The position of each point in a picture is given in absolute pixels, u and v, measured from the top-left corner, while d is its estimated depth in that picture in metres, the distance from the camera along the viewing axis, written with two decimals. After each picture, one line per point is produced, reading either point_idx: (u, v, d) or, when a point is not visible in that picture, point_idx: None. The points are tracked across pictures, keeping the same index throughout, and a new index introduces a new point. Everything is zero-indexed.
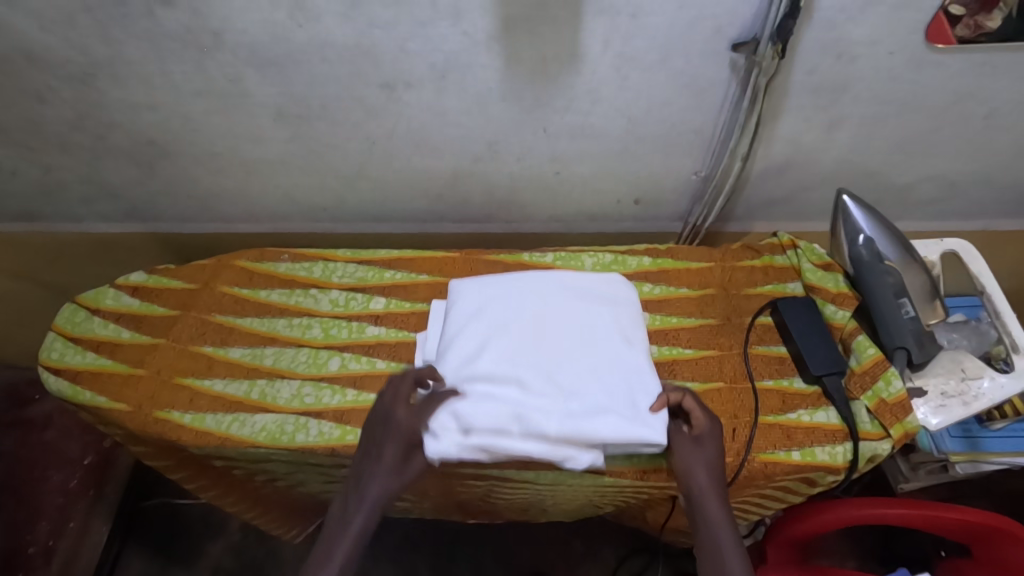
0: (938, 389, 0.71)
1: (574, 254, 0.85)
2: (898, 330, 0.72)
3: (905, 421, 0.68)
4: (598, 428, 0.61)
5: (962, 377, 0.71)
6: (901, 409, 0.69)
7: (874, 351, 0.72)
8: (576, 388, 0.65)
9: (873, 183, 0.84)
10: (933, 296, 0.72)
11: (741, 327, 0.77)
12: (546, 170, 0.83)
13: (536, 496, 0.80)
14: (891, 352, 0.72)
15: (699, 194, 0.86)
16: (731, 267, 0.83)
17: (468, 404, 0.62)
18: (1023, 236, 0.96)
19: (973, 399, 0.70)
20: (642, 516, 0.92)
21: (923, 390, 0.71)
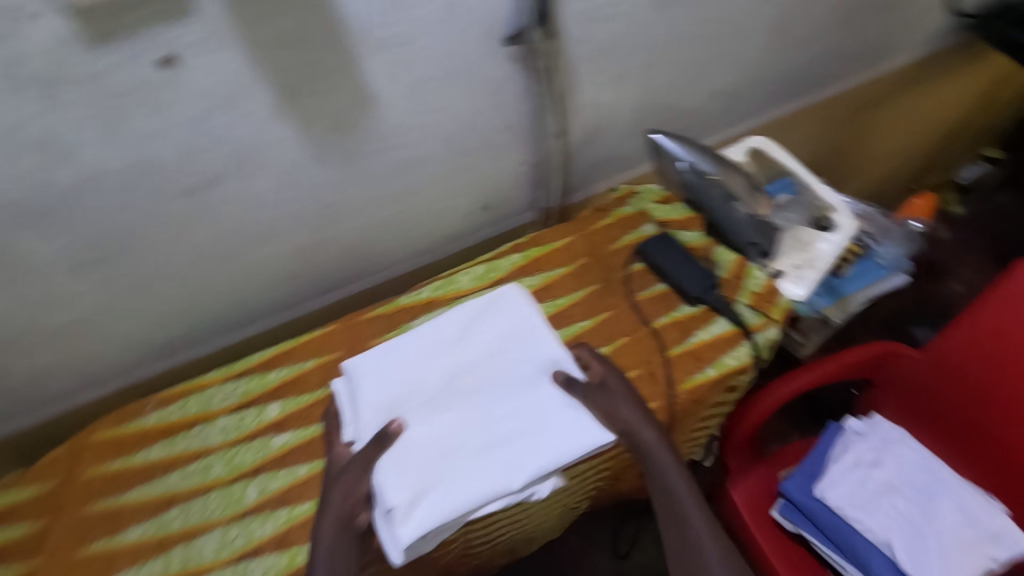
0: (793, 265, 0.80)
1: (449, 278, 0.85)
2: (742, 230, 0.80)
3: (780, 302, 0.77)
4: (543, 456, 0.62)
5: (806, 248, 0.81)
6: (771, 294, 0.77)
7: (732, 255, 0.80)
8: (517, 427, 0.65)
9: (673, 115, 0.94)
10: (754, 191, 0.81)
11: (621, 282, 0.82)
12: (389, 211, 0.82)
13: (515, 522, 0.78)
14: (746, 251, 0.80)
15: (536, 178, 0.90)
16: (591, 234, 0.87)
17: (410, 479, 0.61)
18: (798, 114, 1.12)
19: (820, 262, 0.80)
20: (615, 490, 0.94)
21: (782, 272, 0.80)
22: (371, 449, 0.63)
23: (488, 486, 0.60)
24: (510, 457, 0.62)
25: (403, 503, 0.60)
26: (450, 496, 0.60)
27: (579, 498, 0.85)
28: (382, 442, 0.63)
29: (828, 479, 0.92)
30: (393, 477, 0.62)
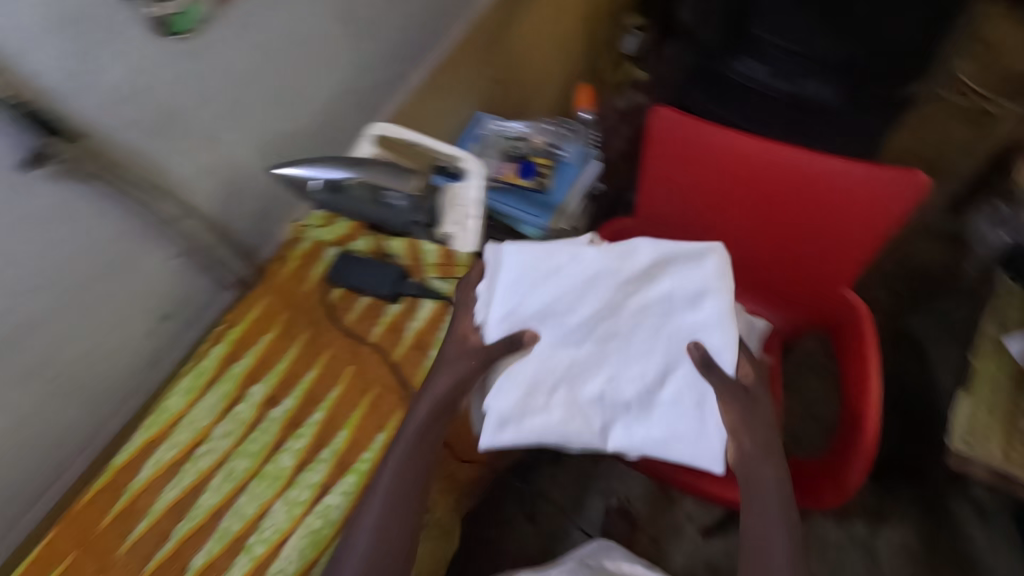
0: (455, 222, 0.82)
1: (157, 408, 0.77)
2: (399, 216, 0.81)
3: (461, 260, 0.79)
4: (643, 427, 0.78)
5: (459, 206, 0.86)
6: (449, 258, 0.80)
7: (401, 241, 0.81)
8: (647, 349, 0.78)
9: (303, 137, 0.92)
10: (395, 171, 0.82)
11: (328, 319, 0.81)
12: (43, 387, 0.71)
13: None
14: (411, 232, 0.81)
15: (200, 262, 0.85)
16: (282, 286, 0.83)
17: (512, 415, 0.78)
18: (433, 74, 1.18)
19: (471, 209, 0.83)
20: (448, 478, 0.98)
21: (448, 232, 0.81)
22: (508, 347, 0.77)
23: (584, 438, 0.78)
24: (608, 403, 0.78)
25: (495, 424, 0.78)
26: (537, 420, 0.78)
27: None
28: (514, 345, 0.78)
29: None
30: (497, 400, 0.78)
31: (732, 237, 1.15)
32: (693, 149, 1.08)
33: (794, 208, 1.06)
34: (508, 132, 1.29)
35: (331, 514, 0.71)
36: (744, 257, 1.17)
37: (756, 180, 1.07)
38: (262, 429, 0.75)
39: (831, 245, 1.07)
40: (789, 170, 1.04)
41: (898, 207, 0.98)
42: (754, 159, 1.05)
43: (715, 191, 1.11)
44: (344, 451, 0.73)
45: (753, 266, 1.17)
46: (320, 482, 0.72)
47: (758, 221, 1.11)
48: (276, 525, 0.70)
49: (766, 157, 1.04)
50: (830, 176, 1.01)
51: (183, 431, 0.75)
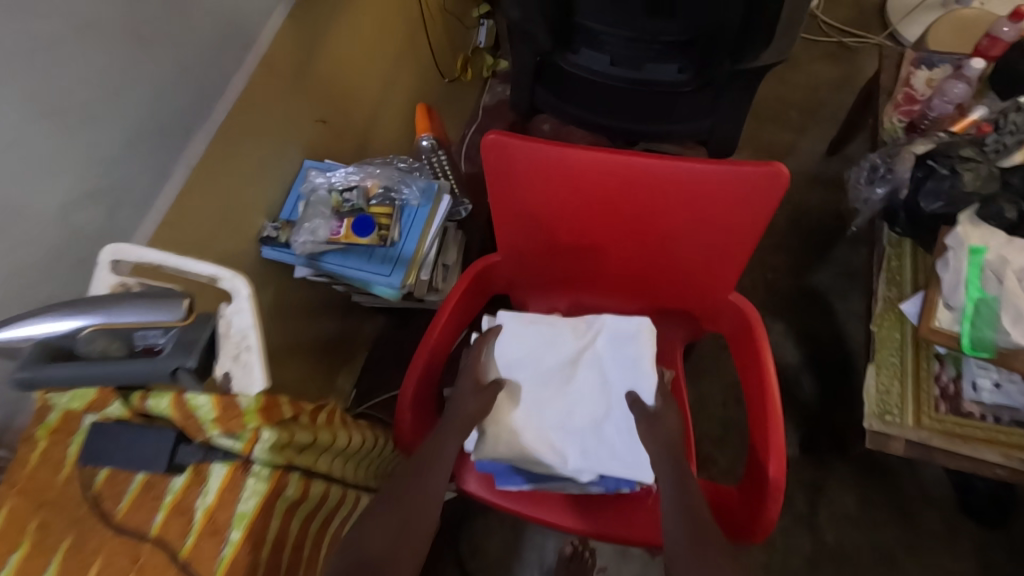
0: (228, 359, 0.62)
1: None
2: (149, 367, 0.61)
3: (246, 408, 0.62)
4: (578, 454, 0.89)
5: (224, 336, 0.62)
6: (230, 406, 0.61)
7: (166, 396, 0.62)
8: (578, 405, 0.92)
9: (30, 269, 0.72)
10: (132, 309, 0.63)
11: (97, 514, 0.61)
12: None
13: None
14: (172, 381, 0.61)
15: None
16: (30, 477, 0.62)
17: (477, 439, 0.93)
18: (226, 137, 0.98)
19: (247, 339, 0.62)
20: None
21: (226, 373, 0.62)
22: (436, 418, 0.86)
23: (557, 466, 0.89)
24: (561, 432, 0.91)
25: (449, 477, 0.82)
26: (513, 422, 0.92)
27: None
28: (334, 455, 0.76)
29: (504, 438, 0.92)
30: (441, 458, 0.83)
31: (604, 254, 1.04)
32: (540, 172, 0.94)
33: (661, 218, 0.95)
34: (336, 183, 1.10)
35: None
36: (620, 272, 1.06)
37: (615, 195, 0.94)
38: None
39: (706, 252, 0.97)
40: (647, 181, 0.91)
41: (765, 208, 0.88)
42: (609, 174, 0.92)
43: (575, 212, 0.98)
44: None
45: (631, 279, 1.07)
46: None
47: (627, 236, 0.99)
48: None
49: (620, 171, 0.91)
50: (691, 185, 0.89)
51: None
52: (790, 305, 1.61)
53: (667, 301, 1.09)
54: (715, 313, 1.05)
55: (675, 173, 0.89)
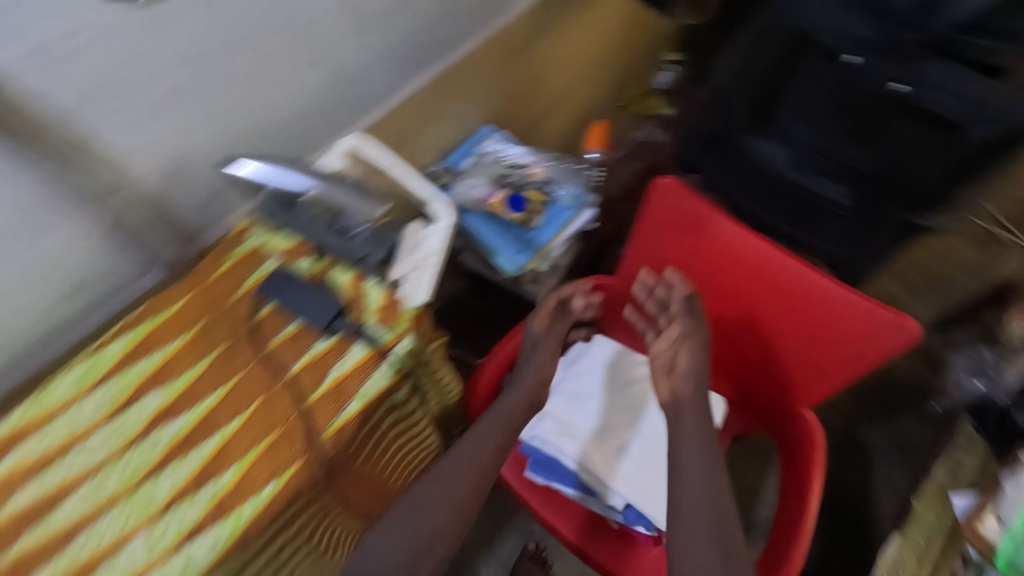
0: (407, 269, 0.78)
1: (41, 391, 0.70)
2: (351, 248, 0.75)
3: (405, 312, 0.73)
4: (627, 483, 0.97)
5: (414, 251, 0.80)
6: (393, 305, 0.74)
7: (348, 273, 0.75)
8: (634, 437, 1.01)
9: (272, 126, 0.83)
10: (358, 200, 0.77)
11: (247, 337, 0.74)
12: None
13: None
14: (360, 267, 0.76)
15: (129, 240, 0.76)
16: (207, 288, 0.77)
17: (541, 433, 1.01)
18: (445, 83, 1.08)
19: (430, 263, 0.79)
20: None
21: (398, 279, 0.76)
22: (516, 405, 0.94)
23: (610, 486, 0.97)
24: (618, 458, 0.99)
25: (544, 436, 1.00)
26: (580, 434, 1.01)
27: None
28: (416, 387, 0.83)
29: (575, 447, 0.99)
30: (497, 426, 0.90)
31: (708, 323, 1.11)
32: (685, 230, 1.03)
33: (773, 315, 1.01)
34: (506, 157, 1.21)
35: (193, 562, 0.62)
36: (715, 345, 1.13)
37: (743, 279, 1.02)
38: (137, 450, 0.67)
39: (803, 368, 1.02)
40: (777, 280, 0.98)
41: (874, 351, 0.93)
42: (751, 261, 0.99)
43: (700, 277, 1.06)
44: (230, 490, 0.65)
45: (721, 356, 1.14)
46: (197, 514, 0.64)
47: (736, 318, 1.06)
48: (129, 561, 0.62)
49: (756, 260, 0.98)
50: (815, 301, 0.95)
51: (59, 426, 0.69)
52: (838, 451, 1.61)
53: (744, 388, 1.15)
54: (782, 426, 1.09)
55: (805, 283, 0.95)
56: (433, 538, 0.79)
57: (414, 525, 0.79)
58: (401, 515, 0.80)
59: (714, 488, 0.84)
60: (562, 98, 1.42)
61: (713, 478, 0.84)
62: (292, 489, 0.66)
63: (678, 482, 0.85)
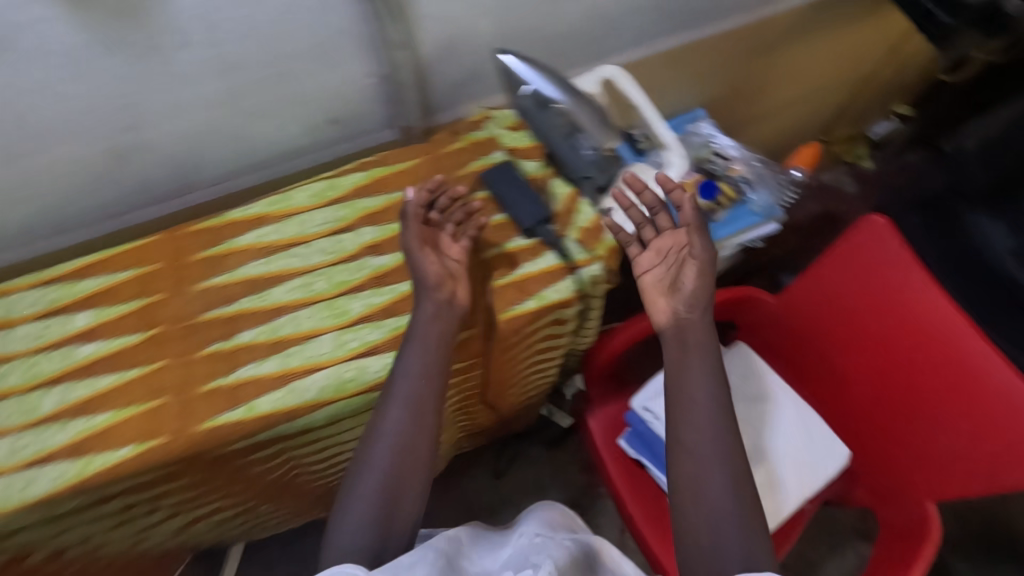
0: (624, 202, 0.81)
1: (285, 193, 0.81)
2: (582, 163, 0.80)
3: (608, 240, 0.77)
4: None
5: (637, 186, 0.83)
6: (597, 232, 0.78)
7: (567, 189, 0.80)
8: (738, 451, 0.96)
9: (537, 37, 0.89)
10: (601, 123, 0.80)
11: (459, 211, 0.80)
12: (212, 117, 0.76)
13: (343, 449, 0.85)
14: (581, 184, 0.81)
15: (388, 94, 0.85)
16: (437, 157, 0.84)
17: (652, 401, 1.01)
18: (688, 52, 1.09)
19: (649, 202, 0.81)
20: (463, 421, 1.04)
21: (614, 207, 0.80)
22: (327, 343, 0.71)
23: None
24: None
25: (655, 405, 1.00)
26: None
27: None
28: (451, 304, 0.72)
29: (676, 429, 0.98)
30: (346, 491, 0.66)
31: (847, 386, 0.97)
32: (854, 273, 0.91)
33: (927, 395, 0.85)
34: (714, 143, 1.19)
35: (363, 375, 0.71)
36: (848, 412, 0.99)
37: (903, 345, 0.87)
38: (345, 268, 0.77)
39: (943, 450, 0.85)
40: (945, 358, 0.82)
41: None
42: (906, 307, 0.85)
43: (852, 330, 0.93)
44: (408, 331, 0.73)
45: (853, 427, 0.98)
46: (376, 339, 0.73)
47: (882, 388, 0.91)
48: (315, 353, 0.71)
49: (927, 328, 0.84)
50: (985, 395, 0.78)
51: (291, 225, 0.80)
52: None
53: (869, 474, 0.98)
54: (894, 510, 0.93)
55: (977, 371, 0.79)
56: (399, 482, 0.67)
57: (378, 476, 0.66)
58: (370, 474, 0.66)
59: (725, 425, 0.67)
60: (786, 105, 1.37)
61: (711, 403, 0.68)
62: None
63: (682, 420, 0.68)
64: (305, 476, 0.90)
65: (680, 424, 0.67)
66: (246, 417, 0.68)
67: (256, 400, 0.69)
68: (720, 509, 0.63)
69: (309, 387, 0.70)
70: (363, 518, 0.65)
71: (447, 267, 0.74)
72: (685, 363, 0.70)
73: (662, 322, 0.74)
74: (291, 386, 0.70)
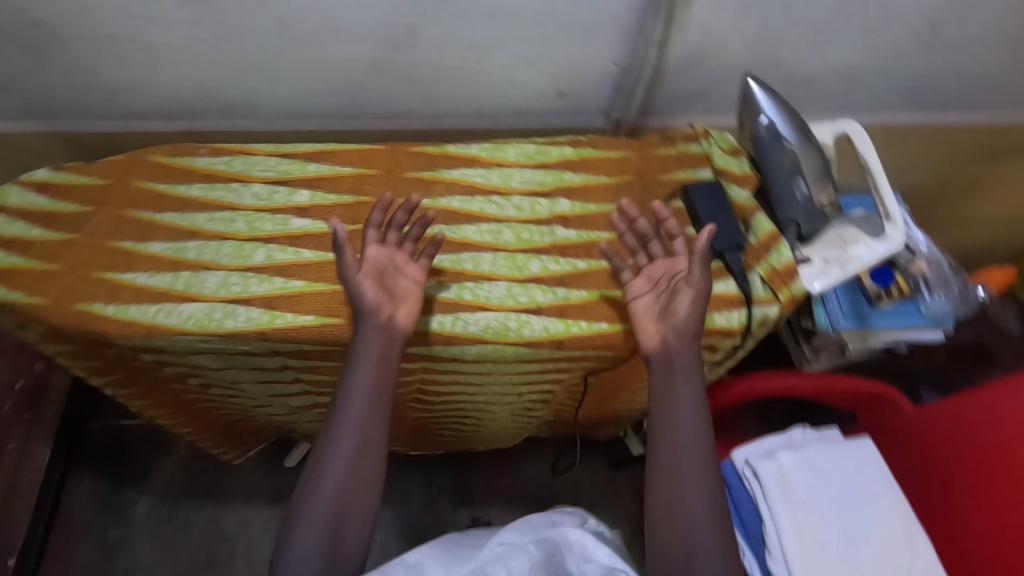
0: (822, 257, 0.80)
1: (500, 145, 0.87)
2: (793, 206, 0.81)
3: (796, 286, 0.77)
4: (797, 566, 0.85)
5: (843, 246, 0.81)
6: (788, 275, 0.78)
7: (769, 226, 0.81)
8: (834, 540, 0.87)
9: (779, 73, 0.89)
10: (825, 175, 0.81)
11: (653, 212, 0.83)
12: (466, 57, 0.83)
13: (461, 394, 0.89)
14: (786, 227, 0.82)
15: (620, 85, 0.89)
16: (647, 155, 0.86)
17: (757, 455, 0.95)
18: (915, 133, 1.05)
19: (850, 264, 0.79)
20: (562, 412, 1.05)
21: (808, 259, 0.80)
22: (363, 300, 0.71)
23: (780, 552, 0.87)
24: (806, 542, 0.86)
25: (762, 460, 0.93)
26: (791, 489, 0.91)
27: (531, 400, 0.94)
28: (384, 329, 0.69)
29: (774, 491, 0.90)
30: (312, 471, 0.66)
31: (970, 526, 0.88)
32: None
33: None
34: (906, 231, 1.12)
35: (524, 330, 0.75)
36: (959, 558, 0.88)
37: None
38: (535, 229, 0.81)
39: None
40: None
41: None
42: None
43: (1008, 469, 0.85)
44: (575, 304, 0.77)
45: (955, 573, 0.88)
46: (543, 301, 0.76)
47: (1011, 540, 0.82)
48: (489, 294, 0.76)
49: None
50: None
51: (496, 174, 0.85)
52: None
53: None
54: None
55: None
56: (347, 504, 0.65)
57: (325, 500, 0.64)
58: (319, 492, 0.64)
59: (707, 446, 0.67)
60: (989, 219, 1.28)
61: (693, 427, 0.68)
62: (617, 339, 0.75)
63: (663, 437, 0.68)
64: (415, 406, 0.96)
65: (662, 444, 0.68)
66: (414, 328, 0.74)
67: (426, 317, 0.74)
68: (694, 527, 0.63)
69: (474, 323, 0.75)
70: (310, 543, 0.62)
71: (393, 287, 0.71)
72: (670, 388, 0.69)
73: (648, 346, 0.71)
74: (458, 315, 0.75)
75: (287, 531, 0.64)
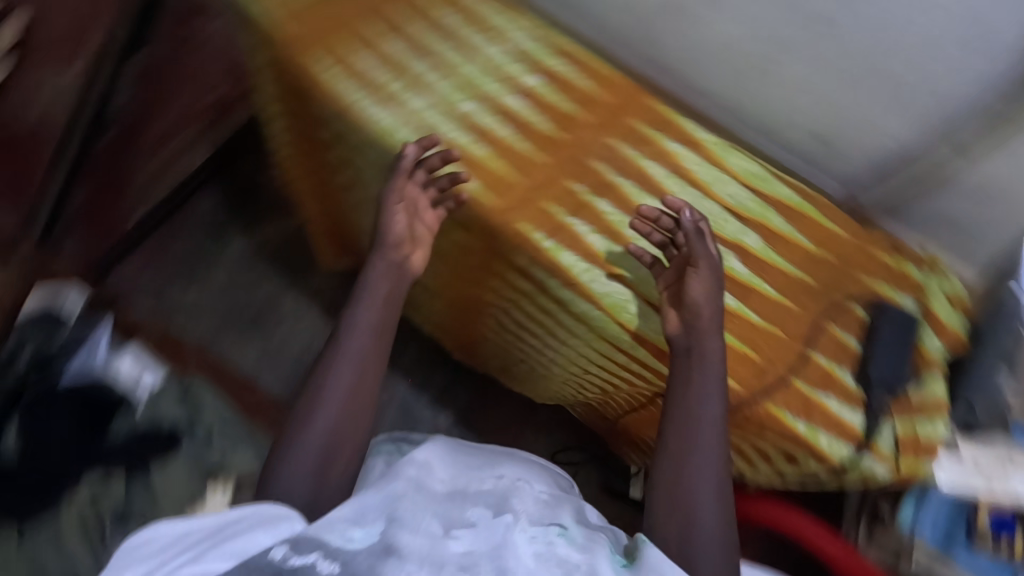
0: (972, 457, 0.73)
1: (729, 148, 0.81)
2: (979, 390, 0.75)
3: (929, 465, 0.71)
4: None
5: (1004, 463, 0.72)
6: (922, 447, 0.70)
7: (940, 394, 0.73)
8: None
9: None
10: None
11: (831, 303, 0.74)
12: (760, 50, 0.77)
13: (537, 334, 0.88)
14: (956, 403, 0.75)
15: (884, 166, 0.80)
16: (862, 248, 0.77)
17: None
18: None
19: (996, 482, 0.72)
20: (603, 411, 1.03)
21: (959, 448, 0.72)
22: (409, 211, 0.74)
23: None
24: None
25: None
26: None
27: (589, 381, 0.92)
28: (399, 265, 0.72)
29: None
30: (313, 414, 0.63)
31: None
32: None
33: None
34: None
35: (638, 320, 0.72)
36: None
37: None
38: None
39: None
40: None
41: None
42: None
43: None
44: None
45: None
46: None
47: None
48: (629, 270, 0.74)
49: None
50: None
51: (708, 171, 0.80)
52: None
53: None
54: None
55: None
56: (339, 441, 0.62)
57: (322, 433, 0.62)
58: (318, 414, 0.62)
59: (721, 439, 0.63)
60: None
61: (712, 414, 0.64)
62: None
63: (674, 420, 0.64)
64: (491, 317, 0.97)
65: (674, 429, 0.64)
66: (547, 252, 0.73)
67: (564, 250, 0.73)
68: (702, 504, 0.60)
69: (601, 285, 0.73)
70: (302, 471, 0.59)
71: (414, 230, 0.75)
72: (693, 371, 0.65)
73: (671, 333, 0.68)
74: (592, 269, 0.73)
75: (274, 464, 0.61)
